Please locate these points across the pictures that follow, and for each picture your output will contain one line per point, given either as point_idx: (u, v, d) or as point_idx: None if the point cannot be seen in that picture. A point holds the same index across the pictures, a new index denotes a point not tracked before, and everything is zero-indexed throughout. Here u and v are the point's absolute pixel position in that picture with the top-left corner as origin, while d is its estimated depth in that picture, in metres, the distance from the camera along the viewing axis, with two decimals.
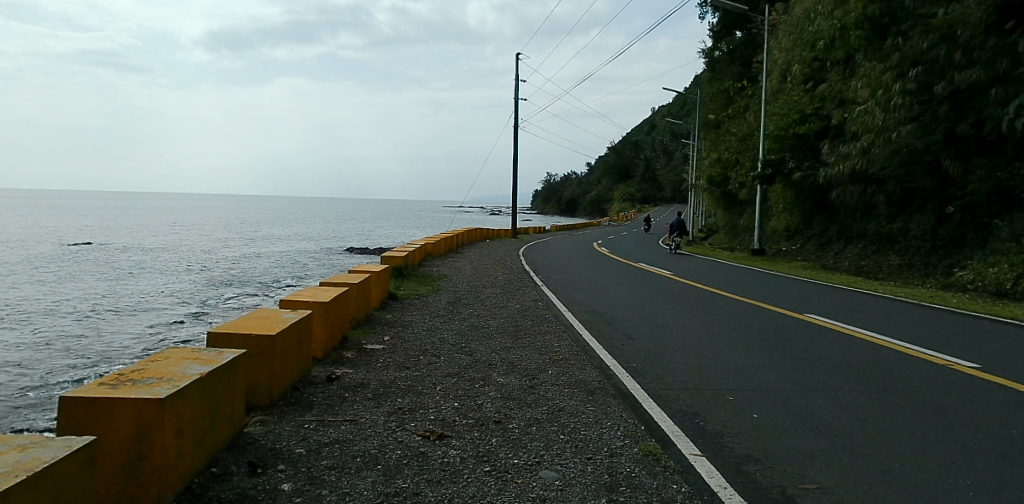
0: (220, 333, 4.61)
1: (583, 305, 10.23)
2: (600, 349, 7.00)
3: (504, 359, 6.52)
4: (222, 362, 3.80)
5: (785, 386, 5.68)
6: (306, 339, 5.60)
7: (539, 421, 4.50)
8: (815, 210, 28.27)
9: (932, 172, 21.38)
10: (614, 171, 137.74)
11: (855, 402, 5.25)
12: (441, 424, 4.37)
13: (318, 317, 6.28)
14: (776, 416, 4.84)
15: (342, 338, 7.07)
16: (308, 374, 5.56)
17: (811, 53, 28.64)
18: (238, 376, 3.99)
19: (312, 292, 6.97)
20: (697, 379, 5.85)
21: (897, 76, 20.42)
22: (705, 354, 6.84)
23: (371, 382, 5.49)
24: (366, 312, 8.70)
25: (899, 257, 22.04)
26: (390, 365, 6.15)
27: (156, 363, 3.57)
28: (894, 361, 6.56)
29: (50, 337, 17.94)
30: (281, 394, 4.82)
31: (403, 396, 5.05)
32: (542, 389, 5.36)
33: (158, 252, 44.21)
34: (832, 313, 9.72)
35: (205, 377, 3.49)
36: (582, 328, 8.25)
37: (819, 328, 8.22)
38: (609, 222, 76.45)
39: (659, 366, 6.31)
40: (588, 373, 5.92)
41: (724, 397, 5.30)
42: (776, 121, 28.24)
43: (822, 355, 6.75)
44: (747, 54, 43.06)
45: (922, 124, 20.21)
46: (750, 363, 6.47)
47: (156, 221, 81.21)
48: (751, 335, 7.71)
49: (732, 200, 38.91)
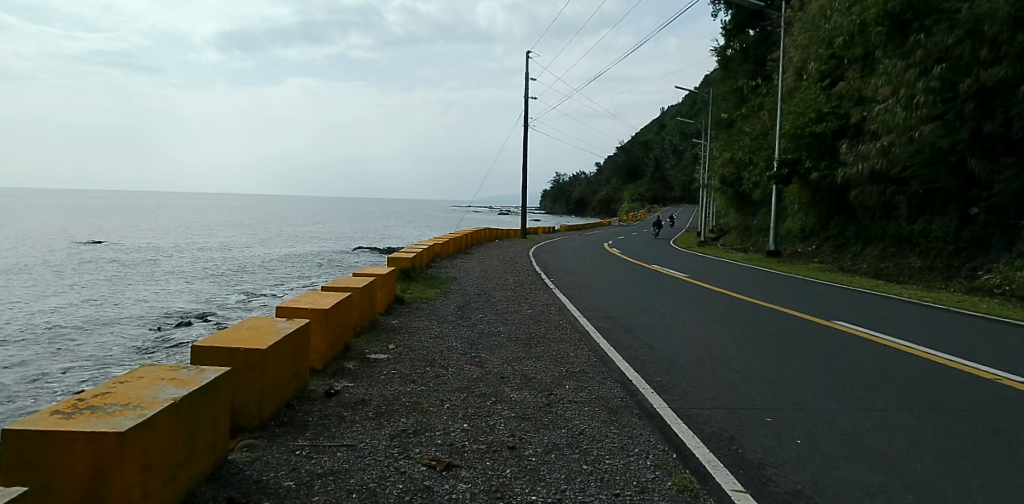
0: (207, 347, 4.18)
1: (599, 311, 9.74)
2: (620, 361, 6.52)
3: (517, 371, 6.07)
4: (202, 383, 3.36)
5: (826, 405, 5.21)
6: (304, 351, 5.18)
7: (558, 448, 4.03)
8: (832, 210, 27.61)
9: (956, 173, 20.54)
10: (624, 171, 136.94)
11: (906, 425, 4.77)
12: (448, 450, 3.92)
13: (318, 326, 5.85)
14: (821, 442, 4.38)
15: (344, 346, 6.67)
16: (305, 388, 5.12)
17: (828, 50, 27.98)
18: (222, 396, 3.56)
19: (312, 298, 6.54)
20: (729, 397, 5.38)
21: (921, 74, 19.83)
22: (732, 366, 6.40)
23: (373, 398, 5.04)
24: (370, 317, 8.26)
25: (919, 258, 21.38)
26: (395, 378, 5.70)
27: (125, 384, 3.15)
28: (936, 375, 6.07)
29: (50, 337, 17.58)
30: (273, 414, 4.38)
31: (406, 415, 4.60)
32: (560, 408, 4.88)
33: (170, 251, 44.39)
34: (861, 320, 9.24)
35: (178, 403, 3.05)
36: (599, 336, 7.79)
37: (850, 338, 7.71)
38: (619, 222, 75.39)
39: (685, 380, 5.85)
40: (608, 389, 5.46)
41: (760, 419, 4.82)
42: (792, 120, 27.50)
43: (858, 368, 6.29)
44: (761, 52, 42.31)
45: (946, 123, 19.39)
46: (784, 377, 6.02)
47: (167, 220, 81.65)
48: (779, 344, 7.28)
49: (745, 200, 38.24)
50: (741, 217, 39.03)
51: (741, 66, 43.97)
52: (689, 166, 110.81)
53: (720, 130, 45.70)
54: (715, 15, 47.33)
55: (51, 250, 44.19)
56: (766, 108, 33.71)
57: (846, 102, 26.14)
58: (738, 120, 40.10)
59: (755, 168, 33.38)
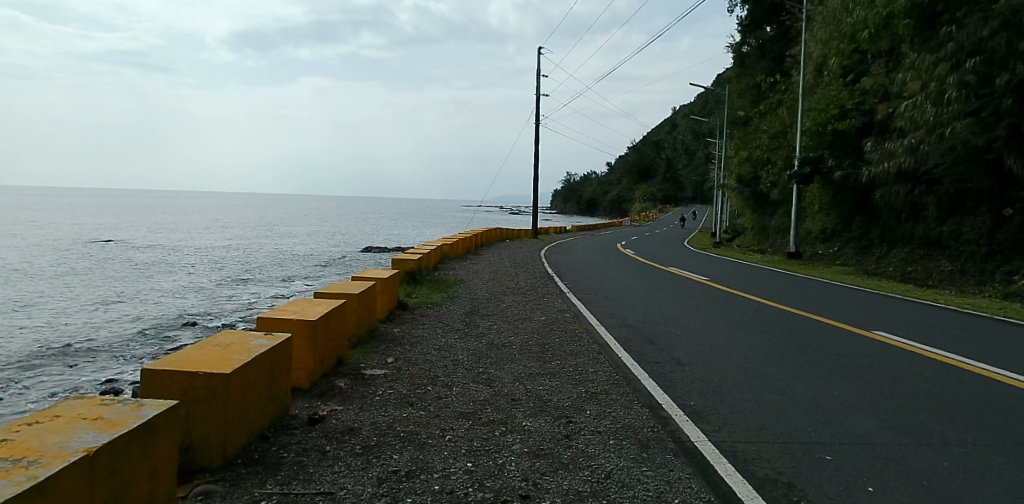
0: (161, 373, 3.50)
1: (617, 319, 9.03)
2: (647, 380, 5.77)
3: (529, 392, 5.34)
4: (134, 424, 2.66)
5: (892, 439, 4.45)
6: (286, 370, 4.50)
7: (579, 496, 3.31)
8: (855, 210, 26.63)
9: (991, 172, 19.58)
10: (636, 171, 135.59)
11: (994, 468, 3.96)
12: (447, 500, 3.21)
13: (303, 341, 5.16)
14: (899, 490, 3.60)
15: (338, 360, 6.00)
16: (285, 413, 4.44)
17: (851, 45, 27.14)
18: (164, 438, 2.86)
19: (299, 307, 5.83)
20: (779, 427, 4.62)
21: (952, 68, 18.92)
22: (772, 386, 5.66)
23: (362, 426, 4.34)
24: (369, 325, 7.59)
25: (950, 261, 20.40)
26: (391, 400, 5.00)
27: (33, 428, 2.49)
28: (1010, 400, 5.25)
29: (45, 339, 16.96)
30: (241, 449, 3.69)
31: (399, 451, 3.88)
32: (581, 442, 4.14)
33: (181, 250, 44.25)
34: (905, 330, 8.42)
35: (95, 454, 2.35)
36: (620, 349, 7.06)
37: (899, 352, 6.93)
38: (630, 222, 73.07)
39: (723, 405, 5.11)
40: (636, 416, 4.72)
41: (820, 457, 4.06)
42: (813, 116, 26.19)
43: (917, 390, 5.53)
44: (779, 48, 41.08)
45: (981, 119, 18.16)
46: (835, 401, 5.27)
47: (182, 219, 82.31)
48: (818, 360, 6.52)
49: (762, 199, 37.26)
50: (759, 218, 38.02)
51: (757, 63, 42.69)
52: (703, 166, 109.25)
53: (736, 128, 44.68)
54: (730, 10, 45.90)
55: (64, 247, 44.19)
56: (785, 105, 32.70)
57: (870, 98, 25.01)
58: (755, 118, 39.03)
59: (773, 167, 32.38)
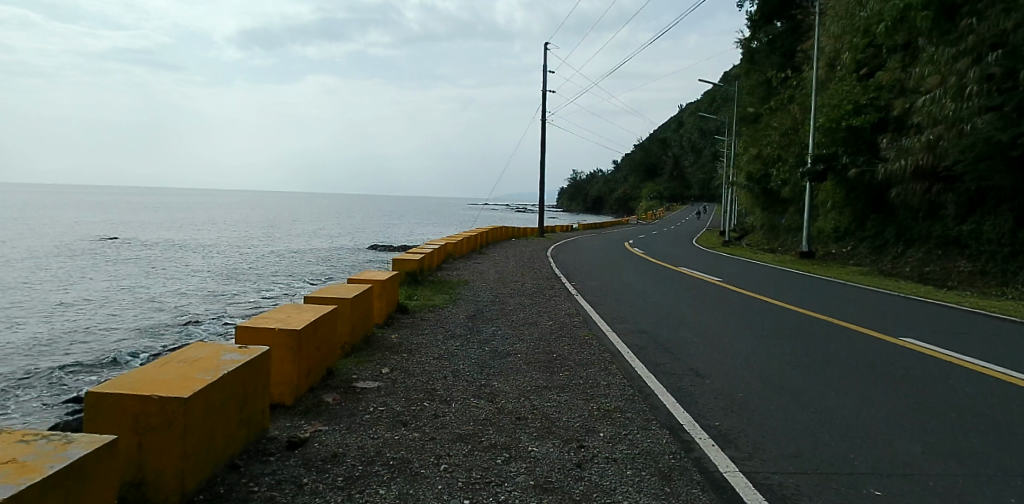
0: (111, 396, 3.03)
1: (630, 324, 8.54)
2: (665, 396, 5.26)
3: (537, 409, 4.85)
4: (52, 469, 2.17)
5: (944, 466, 3.95)
6: (264, 387, 4.03)
7: None
8: (869, 209, 26.00)
9: (1014, 170, 18.64)
10: (643, 169, 134.38)
11: None
12: None
13: (286, 353, 4.68)
14: None
15: (326, 371, 5.51)
16: (262, 435, 3.96)
17: (866, 40, 26.43)
18: (94, 480, 2.37)
19: (286, 314, 5.36)
20: (819, 454, 4.10)
21: (974, 62, 18.18)
22: (802, 402, 5.18)
23: (348, 451, 3.85)
24: (365, 331, 7.12)
25: (969, 262, 19.76)
26: (383, 419, 4.52)
27: None
28: None
29: (39, 341, 16.48)
30: (202, 484, 3.19)
31: (386, 484, 3.39)
32: (595, 472, 3.64)
33: (183, 248, 43.75)
34: (939, 338, 7.87)
35: None
36: (633, 359, 6.55)
37: (936, 364, 6.42)
38: (637, 222, 70.53)
39: (752, 425, 4.62)
40: (656, 440, 4.21)
41: (869, 493, 3.53)
42: (827, 113, 25.49)
43: (960, 407, 5.06)
44: (790, 43, 40.32)
45: (1003, 115, 17.15)
46: (873, 420, 4.78)
47: (189, 218, 81.83)
48: (848, 373, 6.04)
49: (772, 198, 36.51)
50: (769, 216, 37.29)
51: (767, 58, 41.71)
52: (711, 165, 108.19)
53: (747, 125, 44.00)
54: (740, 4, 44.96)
55: (67, 246, 43.79)
56: (796, 102, 32.05)
57: (886, 93, 24.42)
58: (764, 115, 38.34)
59: (784, 164, 31.75)
